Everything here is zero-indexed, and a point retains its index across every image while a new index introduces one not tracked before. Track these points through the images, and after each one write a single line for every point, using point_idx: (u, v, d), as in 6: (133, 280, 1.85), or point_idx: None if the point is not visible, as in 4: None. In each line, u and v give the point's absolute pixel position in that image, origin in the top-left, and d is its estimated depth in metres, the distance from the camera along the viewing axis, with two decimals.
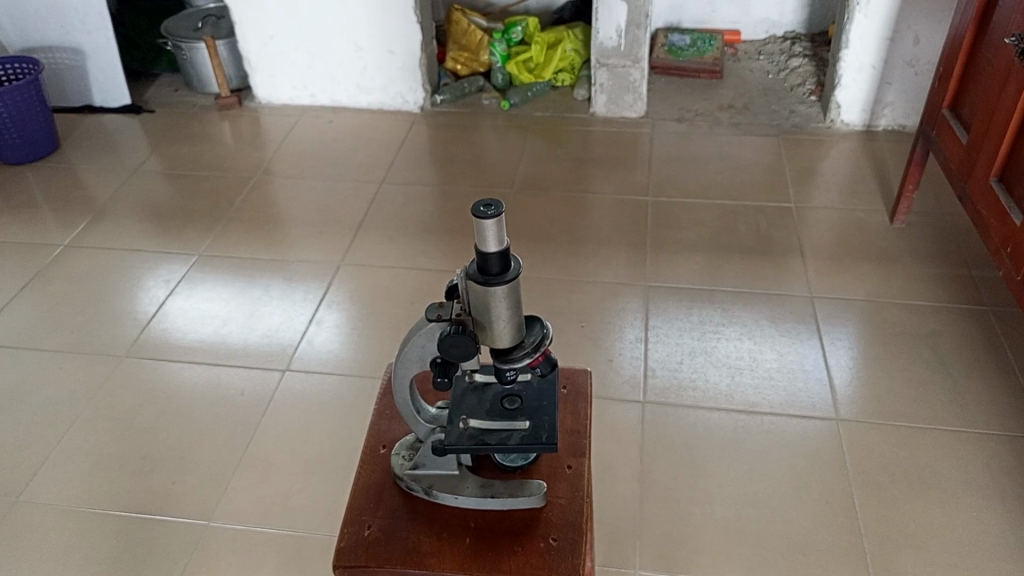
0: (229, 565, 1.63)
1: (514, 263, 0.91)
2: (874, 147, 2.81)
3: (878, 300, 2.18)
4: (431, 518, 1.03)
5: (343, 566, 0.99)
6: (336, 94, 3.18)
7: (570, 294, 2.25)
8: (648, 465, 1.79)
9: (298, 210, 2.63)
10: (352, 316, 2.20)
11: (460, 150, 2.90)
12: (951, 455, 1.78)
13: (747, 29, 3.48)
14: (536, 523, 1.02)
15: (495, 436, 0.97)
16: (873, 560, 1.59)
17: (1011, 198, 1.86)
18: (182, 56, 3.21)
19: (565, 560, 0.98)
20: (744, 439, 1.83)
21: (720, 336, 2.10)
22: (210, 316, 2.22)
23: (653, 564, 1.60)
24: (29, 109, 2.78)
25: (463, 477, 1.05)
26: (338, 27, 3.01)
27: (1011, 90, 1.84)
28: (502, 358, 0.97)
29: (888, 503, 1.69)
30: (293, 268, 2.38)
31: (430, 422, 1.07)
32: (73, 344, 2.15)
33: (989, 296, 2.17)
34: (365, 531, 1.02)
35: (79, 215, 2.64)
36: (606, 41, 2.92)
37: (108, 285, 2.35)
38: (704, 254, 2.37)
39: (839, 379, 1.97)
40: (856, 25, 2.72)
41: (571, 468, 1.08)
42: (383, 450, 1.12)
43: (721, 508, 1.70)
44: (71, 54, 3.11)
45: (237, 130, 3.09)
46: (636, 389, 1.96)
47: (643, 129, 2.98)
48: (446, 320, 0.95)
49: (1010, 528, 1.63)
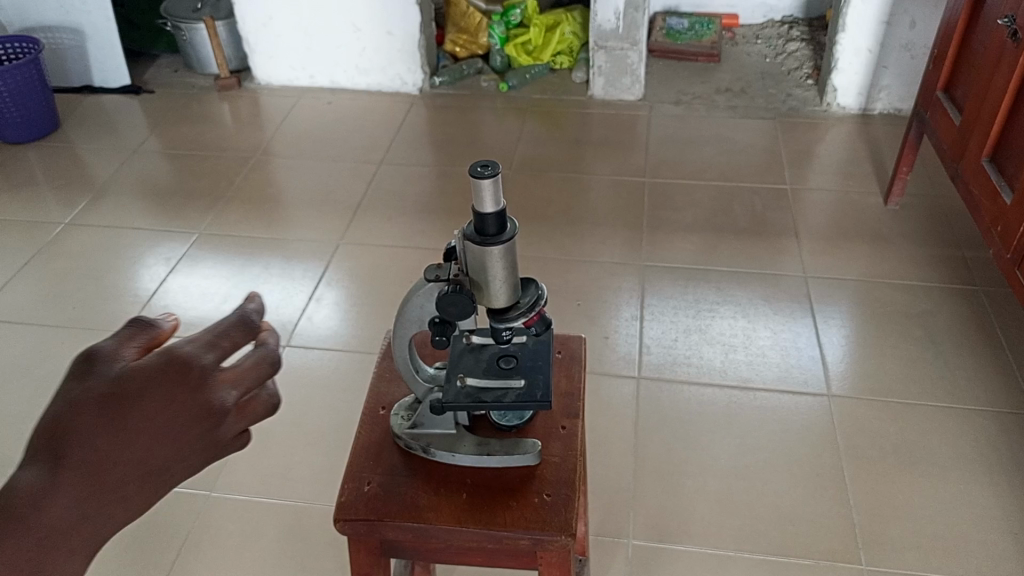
0: (231, 534, 1.66)
1: (510, 224, 0.94)
2: (870, 130, 2.83)
3: (871, 280, 2.21)
4: (429, 475, 1.06)
5: (344, 520, 1.02)
6: (336, 76, 3.20)
7: (567, 273, 2.28)
8: (642, 439, 1.82)
9: (297, 190, 2.65)
10: (351, 294, 2.22)
11: (459, 131, 2.92)
12: (940, 430, 1.81)
13: (745, 13, 3.49)
14: (530, 479, 1.05)
15: (491, 394, 1.00)
16: (862, 530, 1.63)
17: (1003, 177, 1.89)
18: (182, 36, 3.22)
19: (559, 514, 1.01)
20: (738, 414, 1.87)
21: (714, 314, 2.13)
22: (210, 293, 2.25)
23: (646, 534, 1.64)
24: (30, 88, 2.79)
25: (460, 436, 1.08)
26: (337, 9, 3.02)
27: (1003, 71, 1.86)
28: (497, 317, 1.00)
29: (878, 476, 1.73)
30: (292, 246, 2.40)
31: (428, 381, 1.11)
32: (74, 320, 2.17)
33: (980, 277, 2.20)
34: (364, 486, 1.05)
35: (80, 194, 2.65)
36: (604, 24, 2.94)
37: (109, 263, 2.37)
38: (699, 235, 2.40)
39: (831, 357, 2.00)
40: (853, 8, 2.73)
41: (565, 428, 1.11)
42: (382, 411, 1.15)
43: (714, 480, 1.73)
44: (71, 34, 3.12)
45: (236, 111, 3.11)
46: (631, 365, 1.99)
47: (641, 112, 2.99)
48: (444, 280, 0.98)
49: (996, 501, 1.67)
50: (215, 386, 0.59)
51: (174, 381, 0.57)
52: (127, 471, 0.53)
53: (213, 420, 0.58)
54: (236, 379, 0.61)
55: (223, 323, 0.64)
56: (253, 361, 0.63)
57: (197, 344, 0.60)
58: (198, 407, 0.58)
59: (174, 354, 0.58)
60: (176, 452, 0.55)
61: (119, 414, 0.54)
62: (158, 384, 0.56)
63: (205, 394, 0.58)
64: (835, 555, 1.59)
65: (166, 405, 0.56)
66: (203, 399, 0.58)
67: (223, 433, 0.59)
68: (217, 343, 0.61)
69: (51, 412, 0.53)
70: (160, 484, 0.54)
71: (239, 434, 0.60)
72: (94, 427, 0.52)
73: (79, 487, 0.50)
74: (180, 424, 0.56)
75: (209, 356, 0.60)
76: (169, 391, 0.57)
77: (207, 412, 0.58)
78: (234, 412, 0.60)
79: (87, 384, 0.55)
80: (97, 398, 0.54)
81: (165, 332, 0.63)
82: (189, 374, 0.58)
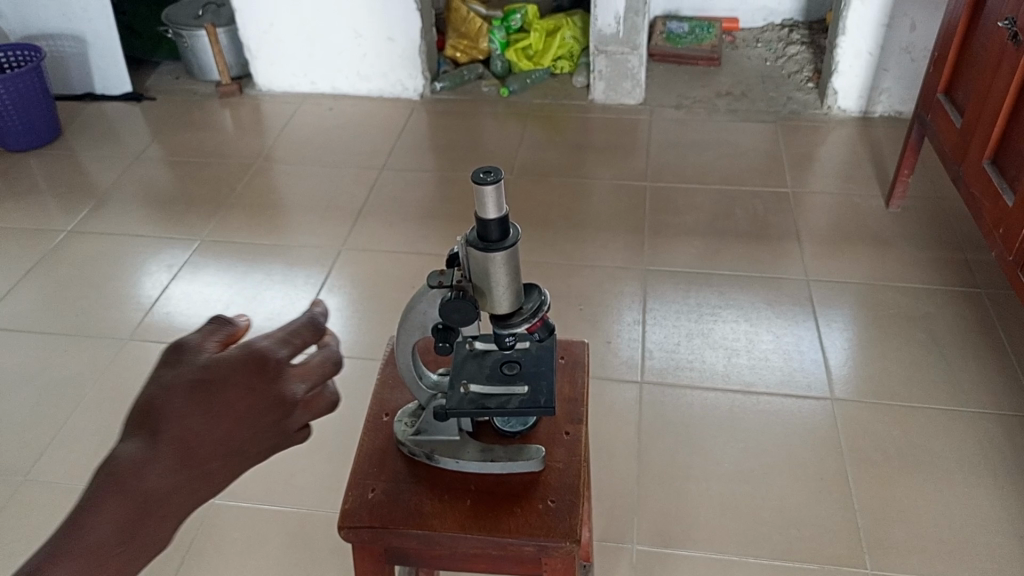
0: (235, 541, 1.66)
1: (513, 230, 0.94)
2: (871, 133, 2.84)
3: (873, 283, 2.21)
4: (433, 482, 1.06)
5: (348, 527, 1.02)
6: (337, 82, 3.20)
7: (569, 278, 2.27)
8: (645, 444, 1.82)
9: (298, 196, 2.65)
10: (353, 300, 2.22)
11: (460, 136, 2.92)
12: (945, 433, 1.81)
13: (745, 16, 3.49)
14: (534, 486, 1.05)
15: (494, 400, 1.00)
16: (866, 533, 1.63)
17: (1004, 179, 1.89)
18: (183, 43, 3.22)
19: (563, 520, 1.01)
20: (741, 418, 1.86)
21: (717, 318, 2.13)
22: (212, 300, 2.25)
23: (650, 540, 1.63)
24: (32, 96, 2.80)
25: (463, 442, 1.08)
26: (338, 15, 3.03)
27: (1004, 73, 1.86)
28: (500, 324, 1.00)
29: (883, 479, 1.72)
30: (294, 253, 2.41)
31: (431, 388, 1.11)
32: (77, 328, 2.18)
33: (982, 279, 2.20)
34: (368, 493, 1.05)
35: (82, 201, 2.66)
36: (604, 28, 2.94)
37: (112, 270, 2.37)
38: (701, 238, 2.40)
39: (834, 360, 2.00)
40: (853, 11, 2.74)
41: (569, 434, 1.11)
42: (386, 417, 1.15)
43: (718, 484, 1.73)
44: (73, 42, 3.13)
45: (237, 117, 3.11)
46: (633, 369, 1.99)
47: (641, 116, 3.00)
48: (447, 286, 0.98)
49: (1002, 505, 1.66)
50: (288, 378, 0.77)
51: (257, 374, 0.75)
52: (211, 449, 0.68)
53: (283, 409, 0.75)
54: (303, 375, 0.79)
55: (296, 324, 0.83)
56: (318, 360, 0.81)
57: (274, 341, 0.79)
58: (271, 397, 0.74)
59: (256, 348, 0.77)
60: (250, 434, 0.71)
61: (206, 400, 0.70)
62: (243, 374, 0.74)
63: (277, 386, 0.76)
64: (840, 559, 1.58)
65: (248, 393, 0.73)
66: (278, 390, 0.75)
67: (290, 421, 0.75)
68: (290, 340, 0.80)
69: (148, 394, 0.69)
70: (235, 463, 0.69)
71: (302, 424, 0.77)
72: (186, 411, 0.68)
73: (175, 459, 0.65)
74: (255, 412, 0.72)
75: (283, 350, 0.79)
76: (252, 379, 0.74)
77: (277, 401, 0.75)
78: (300, 404, 0.77)
79: (181, 372, 0.71)
80: (188, 385, 0.70)
81: (240, 330, 0.80)
82: (269, 365, 0.76)
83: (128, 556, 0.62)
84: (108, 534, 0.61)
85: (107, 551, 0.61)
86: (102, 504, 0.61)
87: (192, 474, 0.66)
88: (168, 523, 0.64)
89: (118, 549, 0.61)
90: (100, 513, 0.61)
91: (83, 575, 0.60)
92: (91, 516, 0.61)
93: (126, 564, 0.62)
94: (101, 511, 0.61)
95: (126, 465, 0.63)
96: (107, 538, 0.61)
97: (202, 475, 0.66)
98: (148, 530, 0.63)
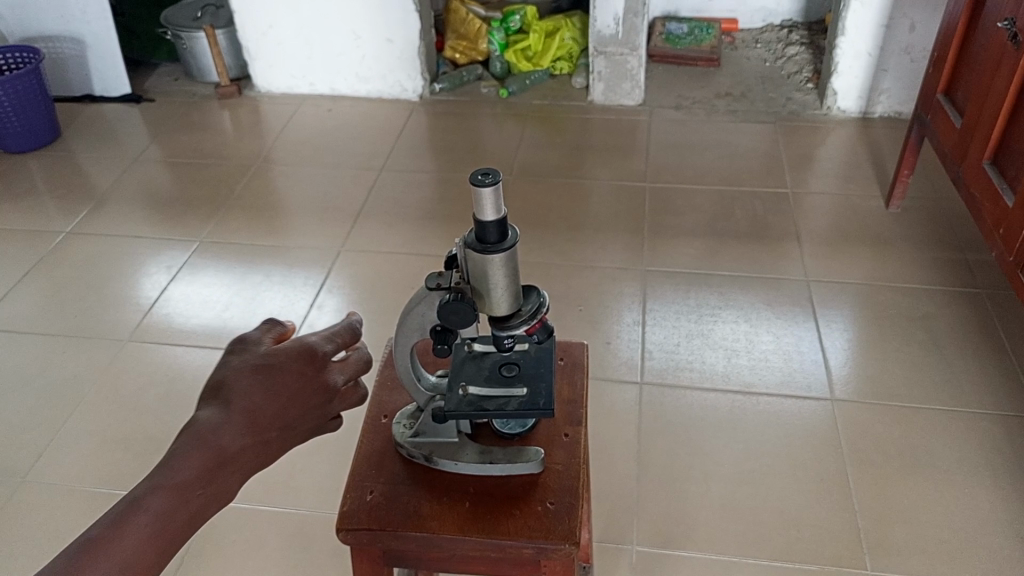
0: (233, 543, 1.66)
1: (511, 232, 0.93)
2: (871, 134, 2.83)
3: (873, 283, 2.21)
4: (432, 484, 1.06)
5: (346, 529, 1.01)
6: (336, 84, 3.20)
7: (569, 279, 2.27)
8: (645, 445, 1.81)
9: (297, 197, 2.65)
10: (352, 301, 2.22)
11: (459, 138, 2.91)
12: (945, 435, 1.80)
13: (744, 17, 3.49)
14: (533, 487, 1.04)
15: (493, 402, 0.99)
16: (866, 535, 1.62)
17: (1005, 180, 1.88)
18: (182, 45, 3.22)
19: (562, 523, 1.00)
20: (742, 419, 1.86)
21: (717, 319, 2.13)
22: (211, 301, 2.24)
23: (650, 541, 1.63)
24: (31, 98, 2.80)
25: (462, 444, 1.08)
26: (337, 17, 3.03)
27: (1004, 74, 1.86)
28: (499, 325, 0.99)
29: (883, 480, 1.72)
30: (293, 254, 2.40)
31: (430, 390, 1.11)
32: (76, 329, 2.17)
33: (983, 279, 2.20)
34: (367, 495, 1.05)
35: (81, 203, 2.65)
36: (603, 29, 2.94)
37: (110, 271, 2.37)
38: (701, 239, 2.40)
39: (835, 362, 1.99)
40: (852, 12, 2.73)
41: (568, 436, 1.10)
42: (384, 419, 1.15)
43: (718, 485, 1.72)
44: (72, 43, 3.13)
45: (236, 119, 3.11)
46: (633, 370, 1.99)
47: (641, 117, 2.99)
48: (446, 288, 0.98)
49: (1003, 506, 1.66)
50: (332, 371, 0.91)
51: (308, 364, 0.88)
52: (270, 421, 0.82)
53: (326, 396, 0.89)
54: (343, 368, 0.92)
55: (337, 326, 0.95)
56: (356, 357, 0.94)
57: (320, 337, 0.92)
58: (318, 383, 0.88)
59: (307, 342, 0.90)
60: (299, 413, 0.85)
61: (267, 380, 0.84)
62: (298, 362, 0.88)
63: (323, 375, 0.89)
64: (840, 560, 1.58)
65: (301, 379, 0.87)
66: (324, 379, 0.89)
67: (330, 408, 0.89)
68: (333, 338, 0.94)
69: (221, 375, 0.83)
70: (288, 436, 0.84)
71: (336, 413, 0.91)
72: (251, 389, 0.82)
73: (244, 425, 0.79)
74: (304, 394, 0.86)
75: (329, 346, 0.92)
76: (303, 368, 0.88)
77: (322, 388, 0.89)
78: (338, 394, 0.91)
79: (247, 358, 0.86)
80: (253, 367, 0.85)
81: (288, 331, 0.95)
82: (318, 357, 0.90)
83: (206, 499, 0.75)
84: (191, 477, 0.74)
85: (190, 492, 0.74)
86: (188, 454, 0.75)
87: (255, 440, 0.80)
88: (236, 476, 0.77)
89: (200, 490, 0.74)
90: (185, 460, 0.75)
91: (171, 508, 0.72)
92: (178, 461, 0.74)
93: (203, 505, 0.75)
94: (188, 458, 0.75)
95: (206, 426, 0.77)
96: (190, 481, 0.74)
97: (262, 441, 0.80)
98: (223, 479, 0.76)
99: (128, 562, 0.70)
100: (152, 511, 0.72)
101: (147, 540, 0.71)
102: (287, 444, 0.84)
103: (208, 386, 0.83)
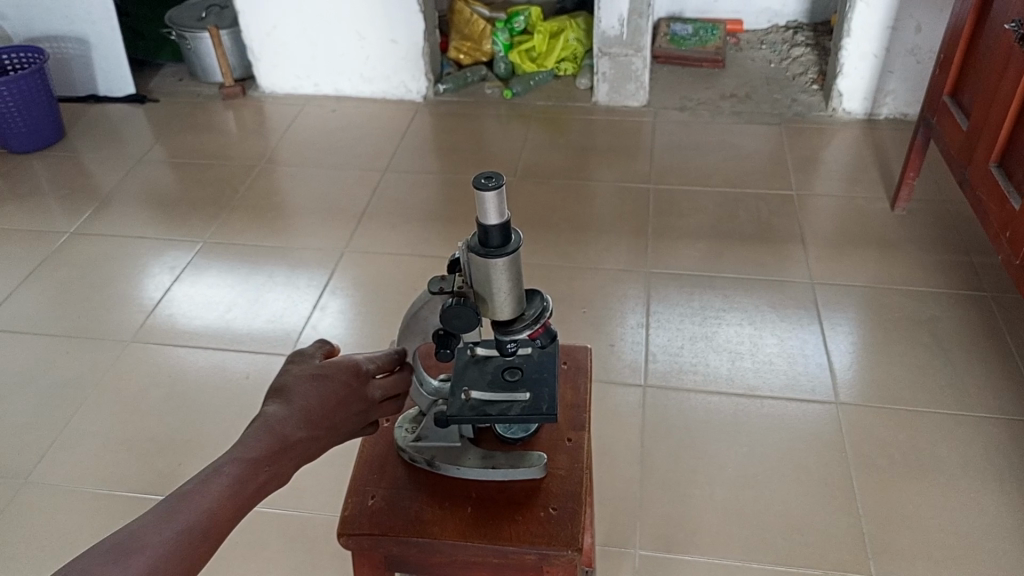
0: (235, 545, 1.66)
1: (514, 236, 0.93)
2: (876, 136, 2.82)
3: (878, 286, 2.20)
4: (433, 488, 1.05)
5: (347, 535, 1.00)
6: (340, 84, 3.20)
7: (572, 281, 2.26)
8: (649, 447, 1.81)
9: (301, 198, 2.65)
10: (355, 302, 2.21)
11: (463, 139, 2.91)
12: (950, 438, 1.79)
13: (750, 18, 3.47)
14: (535, 493, 1.04)
15: (496, 407, 0.98)
16: (870, 539, 1.61)
17: (1011, 183, 1.87)
18: (187, 45, 3.22)
19: (565, 528, 1.00)
20: (746, 423, 1.85)
21: (721, 321, 2.12)
22: (214, 302, 2.24)
23: (653, 545, 1.62)
24: (36, 98, 2.80)
25: (464, 449, 1.07)
26: (341, 17, 3.03)
27: (1010, 77, 1.85)
28: (502, 330, 0.99)
29: (888, 484, 1.71)
30: (297, 255, 2.40)
31: (432, 394, 1.08)
32: (79, 330, 2.17)
33: (989, 283, 2.18)
34: (368, 500, 1.04)
35: (84, 203, 2.65)
36: (608, 30, 2.93)
37: (113, 272, 2.37)
38: (705, 241, 2.39)
39: (839, 365, 1.98)
40: (858, 13, 2.72)
41: (571, 441, 1.10)
42: (386, 423, 1.14)
43: (722, 489, 1.72)
44: (76, 43, 3.13)
45: (240, 119, 3.11)
46: (636, 373, 1.98)
47: (645, 118, 2.98)
48: (448, 292, 0.98)
49: (1009, 511, 1.65)
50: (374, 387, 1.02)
51: (355, 378, 1.00)
52: (321, 419, 0.92)
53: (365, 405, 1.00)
54: (383, 384, 1.03)
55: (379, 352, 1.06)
56: (399, 377, 1.05)
57: (366, 358, 1.04)
58: (360, 395, 0.99)
59: (354, 359, 1.02)
60: (343, 416, 0.96)
61: (322, 385, 0.96)
62: (347, 375, 0.99)
63: (365, 388, 1.00)
64: (844, 565, 1.57)
65: (348, 389, 0.98)
66: (365, 392, 1.00)
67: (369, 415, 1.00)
68: (376, 359, 1.05)
69: (282, 379, 0.96)
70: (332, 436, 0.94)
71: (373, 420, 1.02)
72: (308, 391, 0.94)
73: (301, 419, 0.90)
74: (350, 399, 0.97)
75: (372, 366, 1.04)
76: (350, 380, 0.99)
77: (362, 398, 1.00)
78: (376, 405, 1.02)
79: (306, 367, 0.98)
80: (310, 374, 0.96)
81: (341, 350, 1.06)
82: (362, 373, 1.01)
83: (270, 474, 0.84)
84: (261, 453, 0.84)
85: (261, 466, 0.83)
86: (258, 436, 0.85)
87: (311, 434, 0.90)
88: (295, 463, 0.87)
89: (269, 466, 0.83)
90: (256, 440, 0.85)
91: (244, 476, 0.81)
92: (250, 441, 0.85)
93: (268, 480, 0.83)
94: (259, 440, 0.85)
95: (273, 417, 0.88)
96: (260, 457, 0.83)
97: (316, 435, 0.91)
98: (284, 462, 0.86)
99: (210, 513, 0.77)
100: (230, 475, 0.80)
101: (227, 498, 0.79)
102: (332, 445, 0.94)
103: (271, 387, 0.95)
